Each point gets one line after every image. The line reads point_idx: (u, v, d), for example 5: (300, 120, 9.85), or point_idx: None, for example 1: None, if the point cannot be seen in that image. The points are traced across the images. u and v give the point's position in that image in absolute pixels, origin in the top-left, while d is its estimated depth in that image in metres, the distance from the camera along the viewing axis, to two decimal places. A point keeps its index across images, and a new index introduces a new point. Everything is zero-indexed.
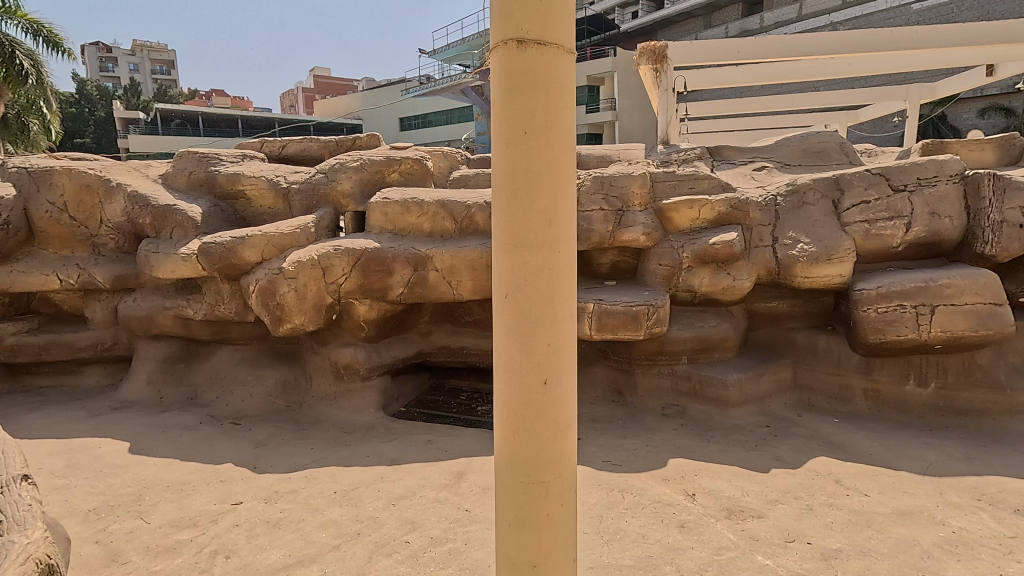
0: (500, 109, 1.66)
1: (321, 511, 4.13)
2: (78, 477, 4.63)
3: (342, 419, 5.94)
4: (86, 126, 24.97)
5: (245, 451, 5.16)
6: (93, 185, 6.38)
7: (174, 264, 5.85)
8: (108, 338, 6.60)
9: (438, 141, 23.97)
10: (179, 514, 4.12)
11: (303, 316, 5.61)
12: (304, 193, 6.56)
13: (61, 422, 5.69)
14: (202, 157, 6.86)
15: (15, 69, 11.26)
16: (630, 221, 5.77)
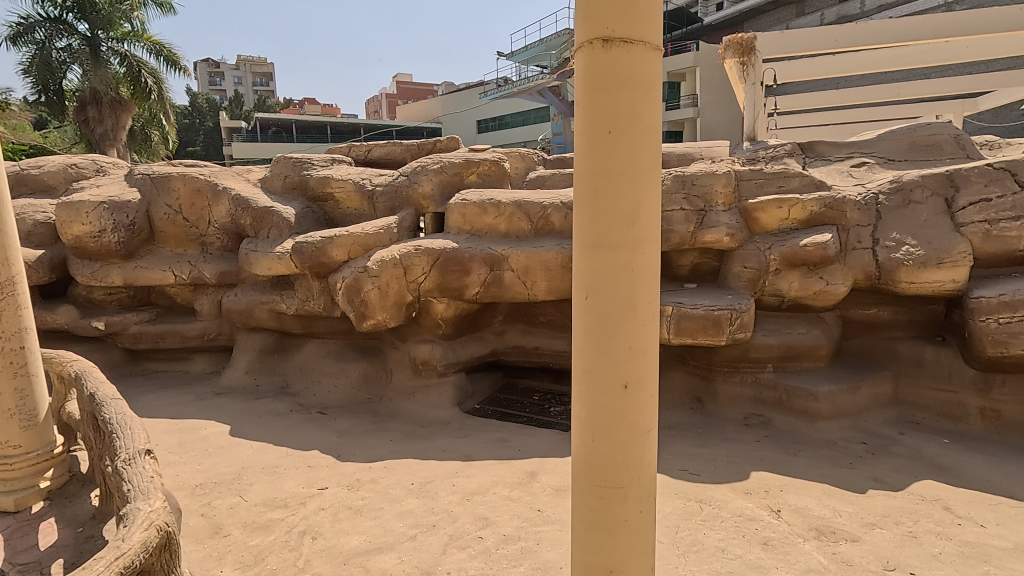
0: (583, 110, 1.65)
1: (398, 501, 4.30)
2: (187, 455, 5.10)
3: (420, 413, 6.15)
4: (196, 136, 27.55)
5: (330, 439, 5.47)
6: (203, 189, 6.99)
7: (271, 262, 6.31)
8: (213, 329, 7.22)
9: (513, 143, 24.15)
10: (272, 494, 4.44)
11: (385, 312, 5.87)
12: (388, 195, 6.84)
13: (173, 404, 6.29)
14: (296, 162, 7.32)
15: (141, 87, 12.78)
16: (713, 221, 5.54)
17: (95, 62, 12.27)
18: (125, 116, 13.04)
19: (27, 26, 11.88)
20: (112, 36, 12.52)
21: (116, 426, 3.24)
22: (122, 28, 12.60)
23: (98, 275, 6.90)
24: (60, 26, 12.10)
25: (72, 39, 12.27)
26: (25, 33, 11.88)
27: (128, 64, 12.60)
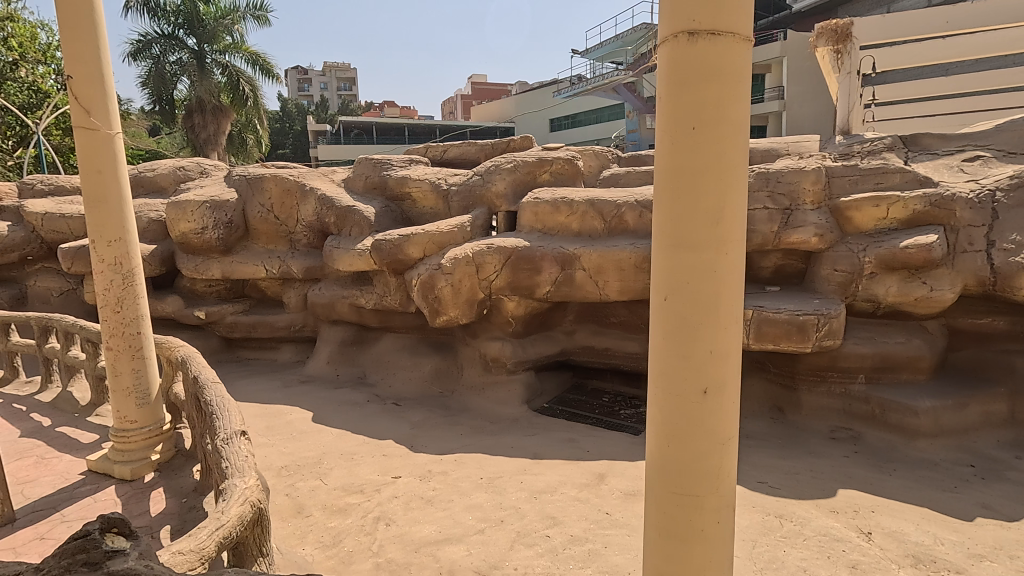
0: (665, 105, 1.59)
1: (467, 495, 4.38)
2: (274, 438, 5.46)
3: (489, 409, 6.25)
4: (286, 139, 29.47)
5: (403, 430, 5.67)
6: (292, 189, 7.44)
7: (352, 259, 6.62)
8: (299, 321, 7.68)
9: (587, 141, 23.90)
10: (350, 480, 4.66)
11: (457, 309, 6.00)
12: (462, 194, 6.99)
13: (263, 389, 6.75)
14: (377, 162, 7.63)
15: (239, 95, 13.85)
16: (800, 221, 5.21)
17: (200, 73, 13.39)
18: (225, 122, 14.12)
19: (145, 43, 13.16)
20: (216, 49, 13.62)
21: (215, 407, 3.53)
22: (224, 41, 13.65)
23: (201, 269, 7.51)
24: (172, 41, 13.29)
25: (182, 53, 13.44)
26: (144, 49, 13.17)
27: (229, 74, 13.70)
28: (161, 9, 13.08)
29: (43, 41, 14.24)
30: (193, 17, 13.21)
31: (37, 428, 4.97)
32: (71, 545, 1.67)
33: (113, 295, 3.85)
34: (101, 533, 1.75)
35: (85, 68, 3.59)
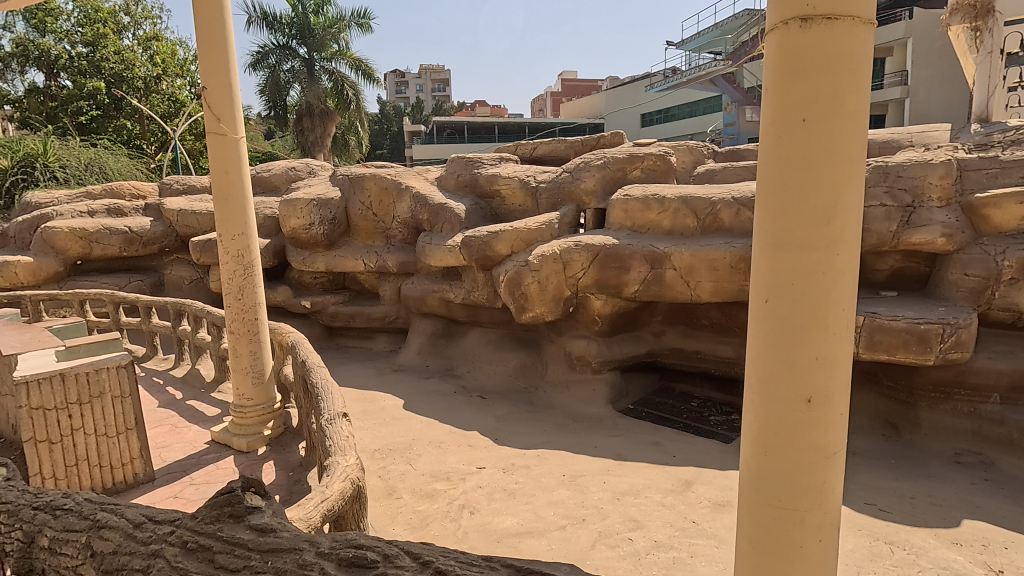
0: (772, 97, 1.51)
1: (550, 490, 4.42)
2: (369, 422, 5.80)
3: (573, 407, 6.25)
4: (383, 139, 31.07)
5: (488, 423, 5.81)
6: (389, 187, 7.84)
7: (443, 254, 6.87)
8: (393, 313, 8.10)
9: (680, 136, 23.02)
10: (437, 466, 4.86)
11: (543, 306, 6.04)
12: (551, 191, 7.01)
13: (360, 376, 7.18)
14: (468, 161, 7.85)
15: (344, 99, 14.81)
16: (924, 219, 4.71)
17: (310, 79, 14.47)
18: (330, 125, 15.14)
19: (264, 54, 14.38)
20: (323, 56, 14.62)
21: (320, 389, 3.82)
22: (330, 49, 14.62)
23: (308, 262, 8.11)
24: (286, 51, 14.43)
25: (294, 61, 14.59)
26: (262, 59, 14.39)
27: (335, 80, 14.68)
28: (278, 22, 14.23)
29: (181, 56, 15.99)
30: (304, 28, 14.25)
31: (171, 400, 5.62)
32: (217, 497, 1.50)
33: (236, 284, 4.27)
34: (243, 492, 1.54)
35: (218, 79, 4.01)
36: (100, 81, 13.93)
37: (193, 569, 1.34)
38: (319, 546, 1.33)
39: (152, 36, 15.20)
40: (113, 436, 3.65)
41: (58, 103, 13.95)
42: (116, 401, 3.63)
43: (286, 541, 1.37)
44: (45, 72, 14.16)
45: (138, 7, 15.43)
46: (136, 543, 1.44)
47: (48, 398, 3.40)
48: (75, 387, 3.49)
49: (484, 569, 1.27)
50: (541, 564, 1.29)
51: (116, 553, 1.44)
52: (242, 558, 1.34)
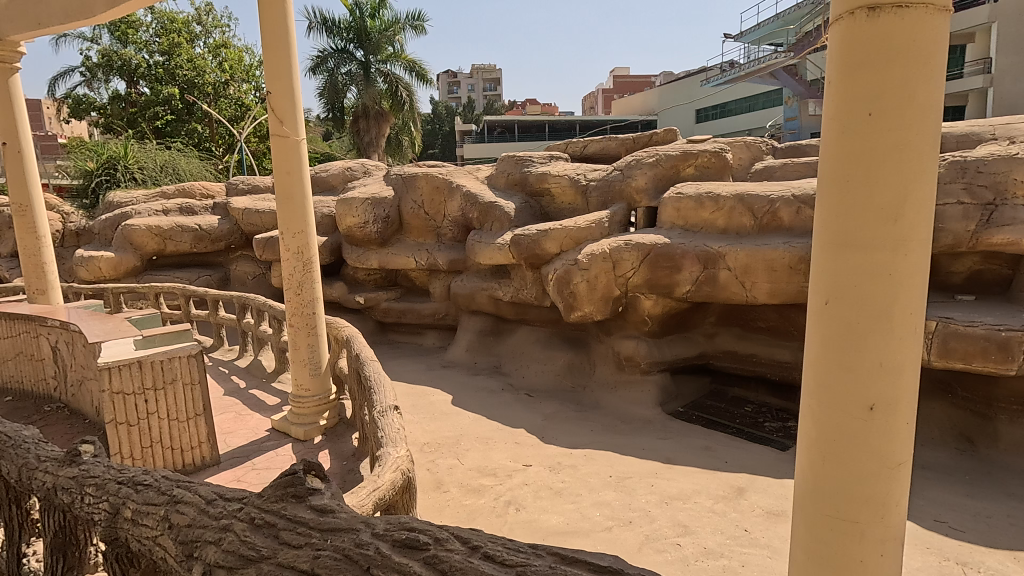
0: (836, 90, 1.45)
1: (596, 491, 4.39)
2: (419, 416, 5.93)
3: (621, 408, 6.18)
4: (436, 139, 31.64)
5: (535, 421, 5.83)
6: (441, 186, 7.97)
7: (492, 252, 6.93)
8: (443, 310, 8.24)
9: (737, 131, 22.27)
10: (484, 462, 4.92)
11: (592, 305, 6.00)
12: (601, 189, 6.95)
13: (410, 371, 7.35)
14: (518, 160, 7.87)
15: (398, 100, 15.18)
16: (1006, 218, 4.38)
17: (366, 81, 14.89)
18: (385, 126, 15.58)
19: (323, 58, 14.88)
20: (379, 58, 15.02)
21: (373, 382, 3.94)
22: (386, 51, 15.02)
23: (362, 259, 8.36)
24: (344, 55, 14.91)
25: (351, 64, 15.07)
26: (321, 63, 14.92)
27: (390, 81, 15.06)
28: (336, 27, 14.72)
29: (247, 62, 16.81)
30: (361, 31, 14.68)
31: (236, 389, 5.94)
32: (279, 478, 1.43)
33: (295, 279, 4.47)
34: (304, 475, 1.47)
35: (282, 84, 4.20)
36: (175, 88, 14.84)
37: (260, 545, 1.28)
38: (377, 525, 1.26)
39: (221, 43, 16.05)
40: (183, 420, 3.90)
41: (137, 109, 14.96)
42: (187, 388, 3.88)
43: (346, 520, 1.30)
44: (126, 80, 15.22)
45: (208, 17, 16.33)
46: (207, 518, 1.38)
47: (126, 383, 3.66)
48: (151, 374, 3.74)
49: (530, 556, 1.18)
50: (585, 552, 1.21)
51: (187, 527, 1.38)
52: (305, 536, 1.27)
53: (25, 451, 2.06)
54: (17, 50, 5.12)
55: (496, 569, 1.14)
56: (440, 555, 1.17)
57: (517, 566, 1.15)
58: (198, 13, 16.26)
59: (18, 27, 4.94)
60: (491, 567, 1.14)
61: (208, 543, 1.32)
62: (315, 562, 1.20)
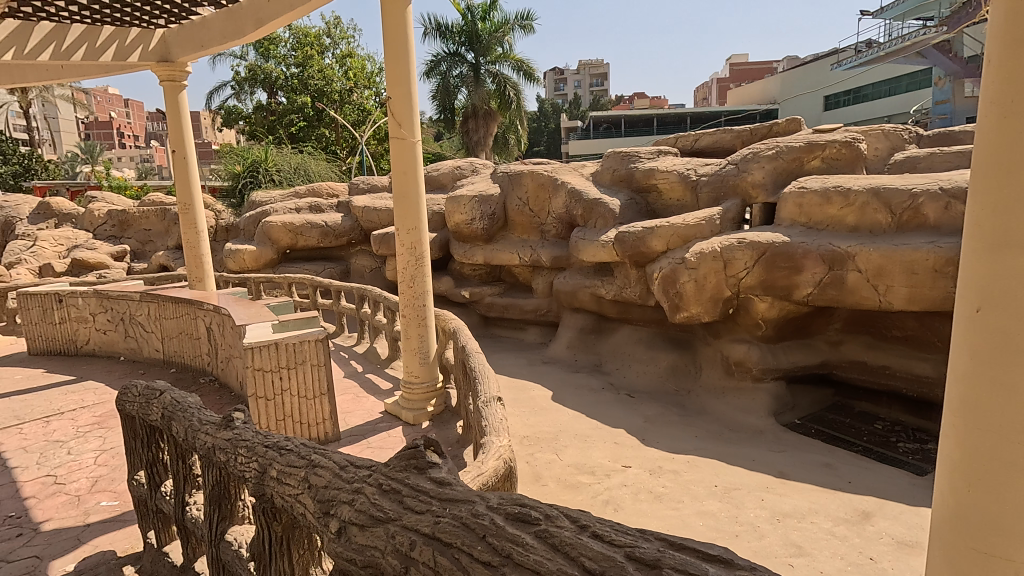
0: (997, 72, 1.29)
1: (699, 499, 4.22)
2: (519, 408, 6.04)
3: (730, 415, 5.88)
4: (542, 137, 31.90)
5: (636, 422, 5.71)
6: (545, 183, 8.02)
7: (596, 250, 6.88)
8: (545, 306, 8.33)
9: (873, 118, 20.17)
10: (582, 459, 4.89)
11: (700, 306, 5.77)
12: (713, 185, 6.62)
13: (512, 365, 7.49)
14: (625, 156, 7.71)
15: (506, 99, 15.54)
16: None
17: (476, 82, 15.42)
18: (493, 125, 16.10)
19: (436, 61, 15.52)
20: (489, 60, 15.45)
21: (478, 373, 4.10)
22: (495, 52, 15.46)
23: (468, 255, 8.66)
24: (456, 58, 15.48)
25: (462, 67, 15.61)
26: (435, 67, 15.55)
27: (499, 82, 15.45)
28: (449, 32, 15.28)
29: (369, 70, 18.05)
30: (473, 35, 15.17)
31: (354, 372, 6.46)
32: (404, 451, 1.48)
33: (409, 273, 4.76)
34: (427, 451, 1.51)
35: (400, 89, 4.49)
36: (307, 96, 16.37)
37: (387, 507, 1.31)
38: (489, 499, 1.22)
39: (347, 54, 17.39)
40: (310, 398, 4.32)
41: (276, 117, 16.68)
42: (313, 368, 4.31)
43: (463, 493, 1.28)
44: (268, 91, 17.01)
45: (337, 30, 17.76)
46: (340, 480, 1.46)
47: (265, 361, 4.12)
48: (285, 355, 4.18)
49: (639, 538, 1.07)
50: (695, 539, 1.08)
51: (324, 488, 1.48)
52: (426, 503, 1.28)
53: (190, 415, 2.41)
54: (185, 70, 5.92)
55: (605, 548, 1.04)
56: (551, 529, 1.09)
57: (627, 547, 1.04)
58: (328, 26, 17.73)
59: (185, 50, 5.71)
60: (600, 546, 1.04)
61: (342, 503, 1.39)
62: (435, 528, 1.18)
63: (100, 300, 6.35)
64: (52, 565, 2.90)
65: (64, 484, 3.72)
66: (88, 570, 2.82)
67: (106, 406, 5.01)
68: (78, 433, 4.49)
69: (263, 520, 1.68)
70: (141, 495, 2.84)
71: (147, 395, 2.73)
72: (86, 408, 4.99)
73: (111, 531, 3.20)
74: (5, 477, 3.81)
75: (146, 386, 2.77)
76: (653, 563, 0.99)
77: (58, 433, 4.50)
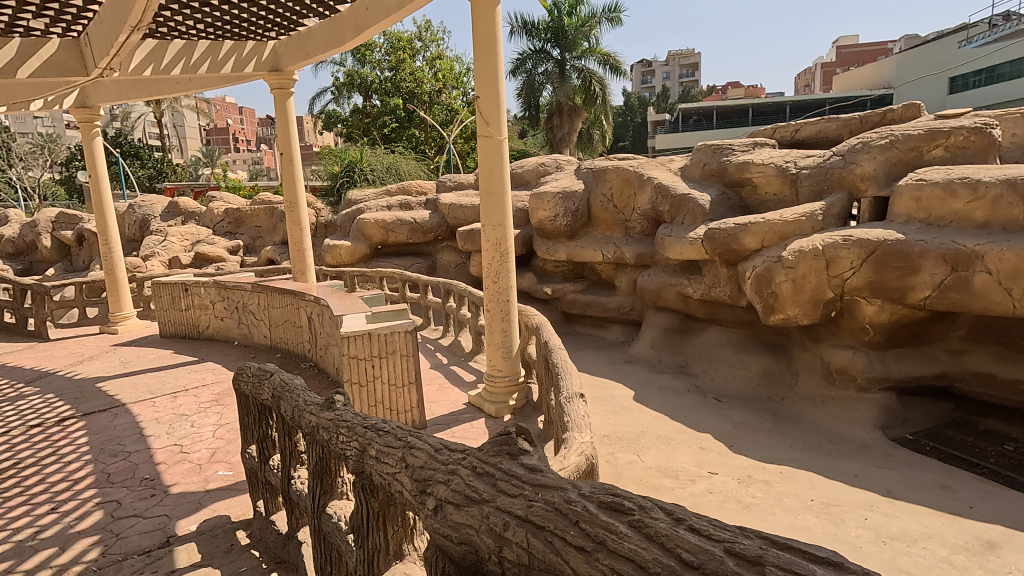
0: None
1: (793, 513, 3.97)
2: (601, 407, 5.98)
3: (829, 426, 5.49)
4: (627, 132, 31.18)
5: (724, 428, 5.47)
6: (631, 179, 7.84)
7: (684, 247, 6.63)
8: (628, 304, 8.17)
9: (1008, 100, 17.26)
10: (665, 463, 4.73)
11: (797, 308, 5.43)
12: (815, 177, 6.21)
13: (593, 362, 7.42)
14: (716, 149, 7.34)
15: (591, 95, 15.40)
16: None
17: (561, 79, 15.40)
18: (577, 121, 16.03)
19: (522, 59, 15.62)
20: (574, 55, 15.36)
21: (560, 369, 4.11)
22: (581, 47, 15.34)
23: (551, 251, 8.64)
24: (541, 55, 15.50)
25: (548, 64, 15.60)
26: (521, 65, 15.66)
27: (584, 77, 15.33)
28: (535, 29, 15.31)
29: (457, 70, 18.55)
30: (559, 30, 15.12)
31: (439, 364, 6.70)
32: (495, 437, 1.53)
33: (494, 269, 4.85)
34: (518, 438, 1.55)
35: (489, 88, 4.59)
36: (400, 98, 17.14)
37: (481, 489, 1.36)
38: (580, 486, 1.23)
39: (437, 56, 17.97)
40: (400, 386, 4.54)
41: (371, 119, 17.59)
42: (403, 358, 4.53)
43: (555, 479, 1.30)
44: (363, 95, 17.96)
45: (427, 33, 18.39)
46: (436, 462, 1.54)
47: (360, 350, 4.38)
48: (378, 344, 4.43)
49: (739, 534, 1.03)
50: (801, 540, 1.03)
51: (420, 468, 1.56)
52: (518, 487, 1.31)
53: (296, 396, 2.62)
54: (293, 78, 6.39)
55: (703, 541, 1.02)
56: (645, 520, 1.09)
57: (726, 541, 1.01)
58: (419, 31, 18.42)
59: (293, 60, 6.17)
60: (697, 538, 1.02)
61: (438, 483, 1.46)
62: (528, 511, 1.21)
63: (218, 290, 7.03)
64: (179, 525, 3.27)
65: (189, 453, 4.17)
66: (207, 531, 3.15)
67: (223, 386, 5.55)
68: (199, 409, 5.01)
69: (362, 496, 1.80)
70: (253, 467, 3.14)
71: (259, 375, 3.00)
72: (207, 386, 5.56)
73: (227, 498, 3.56)
74: (142, 443, 4.34)
75: (257, 368, 3.04)
76: (754, 560, 0.96)
77: (184, 408, 5.05)
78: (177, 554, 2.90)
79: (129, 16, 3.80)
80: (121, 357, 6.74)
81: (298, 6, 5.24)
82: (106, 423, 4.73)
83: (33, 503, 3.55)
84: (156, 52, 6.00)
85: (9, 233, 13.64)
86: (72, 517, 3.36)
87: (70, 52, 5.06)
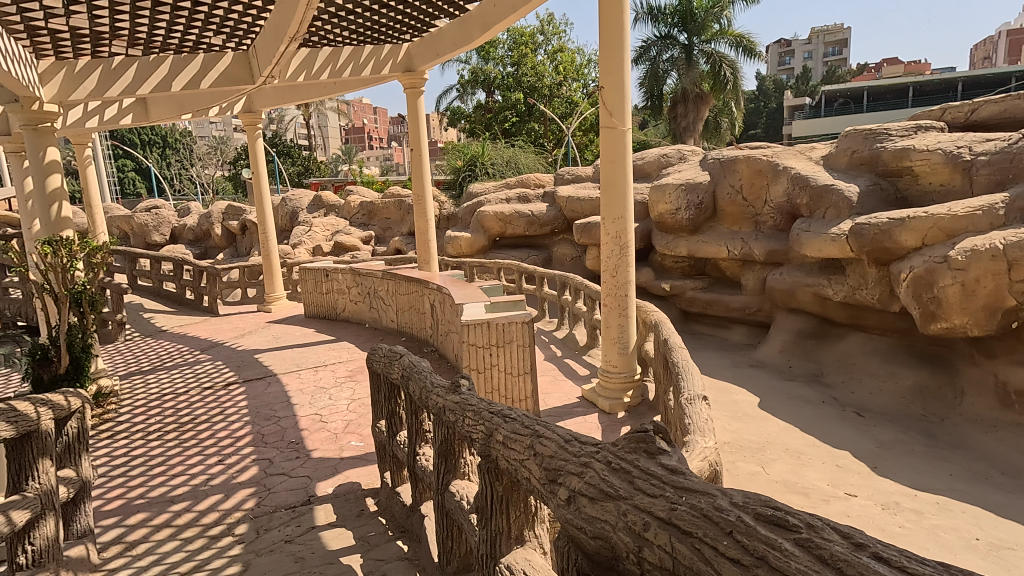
0: None
1: (952, 550, 3.46)
2: (721, 411, 5.62)
3: (1002, 457, 4.71)
4: (759, 118, 28.90)
5: (866, 447, 4.89)
6: (764, 169, 7.22)
7: (823, 244, 5.99)
8: (755, 304, 7.58)
9: None
10: (793, 478, 4.31)
11: (967, 317, 4.72)
12: (997, 164, 5.34)
13: (713, 363, 7.01)
14: (869, 134, 6.50)
15: (720, 80, 14.54)
16: None
17: (688, 65, 14.64)
18: (704, 108, 15.24)
19: (646, 47, 15.01)
20: (703, 39, 14.58)
21: (680, 369, 3.93)
22: (711, 30, 14.52)
23: (670, 246, 8.22)
24: (667, 41, 14.79)
25: (673, 50, 14.86)
26: (644, 53, 15.04)
27: (713, 62, 14.50)
28: (662, 14, 14.62)
29: (578, 62, 18.43)
30: (687, 14, 14.40)
31: (553, 356, 6.75)
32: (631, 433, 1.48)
33: (612, 262, 4.75)
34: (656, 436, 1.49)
35: (613, 79, 4.48)
36: (521, 93, 17.42)
37: (617, 485, 1.33)
38: (732, 495, 1.15)
39: (558, 48, 18.03)
40: (515, 375, 4.63)
41: (492, 115, 18.07)
42: (519, 348, 4.62)
43: (701, 484, 1.22)
44: (486, 91, 18.46)
45: (550, 26, 18.48)
46: (567, 453, 1.54)
47: (479, 337, 4.54)
48: (496, 333, 4.55)
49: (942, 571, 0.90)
50: None
51: (550, 457, 1.57)
52: (659, 488, 1.26)
53: (423, 377, 2.78)
54: (424, 77, 6.77)
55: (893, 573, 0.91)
56: (816, 540, 0.99)
57: None
58: (542, 24, 18.54)
59: (425, 61, 6.53)
60: (885, 568, 0.92)
61: (571, 474, 1.46)
62: (672, 514, 1.16)
63: (353, 276, 7.67)
64: (318, 486, 3.63)
65: (326, 423, 4.61)
66: (341, 495, 3.46)
67: (356, 364, 6.06)
68: (336, 383, 5.52)
69: (487, 478, 1.86)
70: (382, 440, 3.39)
71: (390, 356, 3.21)
72: (343, 363, 6.10)
73: (359, 466, 3.89)
74: (289, 410, 4.87)
75: (389, 350, 3.26)
76: None
77: (324, 381, 5.60)
78: (317, 513, 3.23)
79: (288, 27, 4.22)
80: (274, 333, 7.63)
81: (430, 8, 5.49)
82: (261, 390, 5.37)
83: (205, 454, 4.14)
84: (307, 59, 6.64)
85: (190, 222, 15.94)
86: (234, 470, 3.87)
87: (241, 63, 5.67)
